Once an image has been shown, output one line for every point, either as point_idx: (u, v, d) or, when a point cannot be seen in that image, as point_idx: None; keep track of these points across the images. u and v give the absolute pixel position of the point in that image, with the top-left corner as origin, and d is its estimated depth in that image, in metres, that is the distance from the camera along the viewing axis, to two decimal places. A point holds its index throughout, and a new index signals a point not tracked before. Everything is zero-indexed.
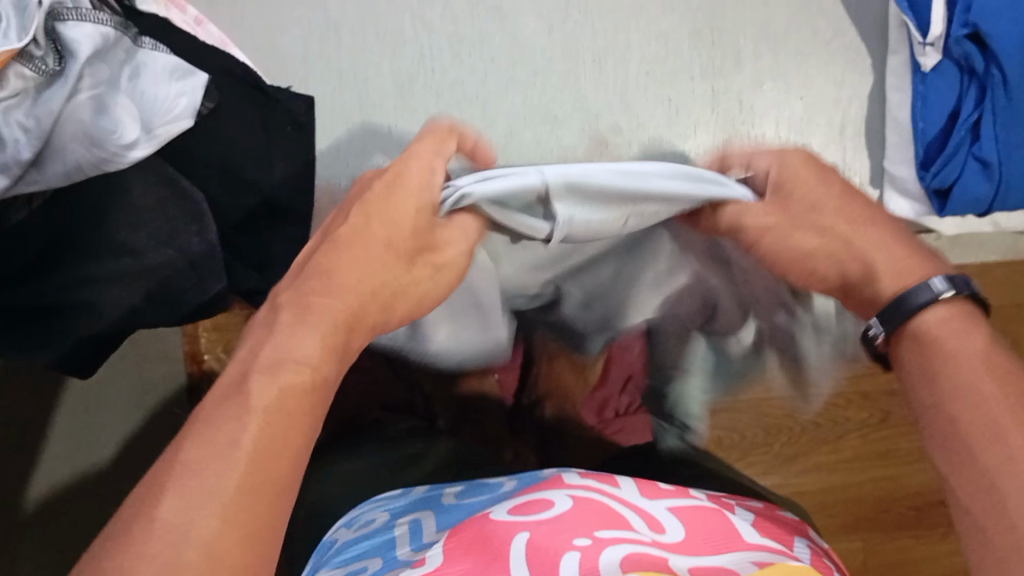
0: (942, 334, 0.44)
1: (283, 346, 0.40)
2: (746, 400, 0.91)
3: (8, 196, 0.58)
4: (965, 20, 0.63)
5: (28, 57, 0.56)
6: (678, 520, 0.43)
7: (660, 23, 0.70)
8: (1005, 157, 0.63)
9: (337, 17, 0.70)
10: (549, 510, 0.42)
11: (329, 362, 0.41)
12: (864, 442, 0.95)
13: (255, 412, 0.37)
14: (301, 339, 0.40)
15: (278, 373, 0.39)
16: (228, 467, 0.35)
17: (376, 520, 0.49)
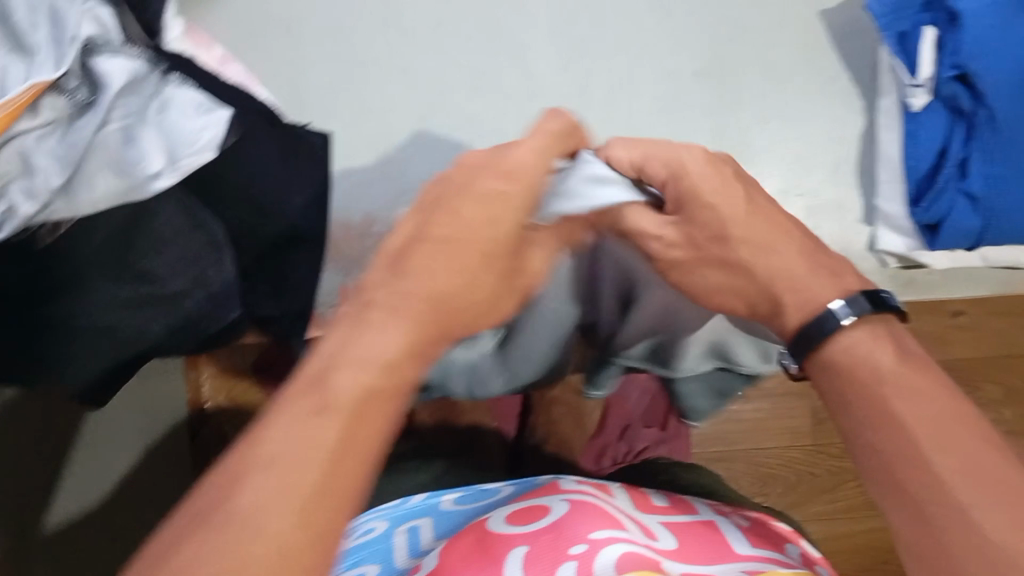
0: (855, 355, 0.46)
1: (363, 345, 0.39)
2: (743, 445, 0.96)
3: (38, 221, 0.60)
4: (953, 63, 0.70)
5: (61, 88, 0.59)
6: (675, 532, 0.40)
7: (665, 62, 0.76)
8: (991, 190, 0.71)
9: (356, 53, 0.75)
10: (543, 518, 0.39)
11: (402, 364, 0.40)
12: (864, 491, 0.98)
13: (341, 409, 0.37)
14: (380, 336, 0.40)
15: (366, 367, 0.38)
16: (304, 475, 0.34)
17: (378, 526, 0.47)
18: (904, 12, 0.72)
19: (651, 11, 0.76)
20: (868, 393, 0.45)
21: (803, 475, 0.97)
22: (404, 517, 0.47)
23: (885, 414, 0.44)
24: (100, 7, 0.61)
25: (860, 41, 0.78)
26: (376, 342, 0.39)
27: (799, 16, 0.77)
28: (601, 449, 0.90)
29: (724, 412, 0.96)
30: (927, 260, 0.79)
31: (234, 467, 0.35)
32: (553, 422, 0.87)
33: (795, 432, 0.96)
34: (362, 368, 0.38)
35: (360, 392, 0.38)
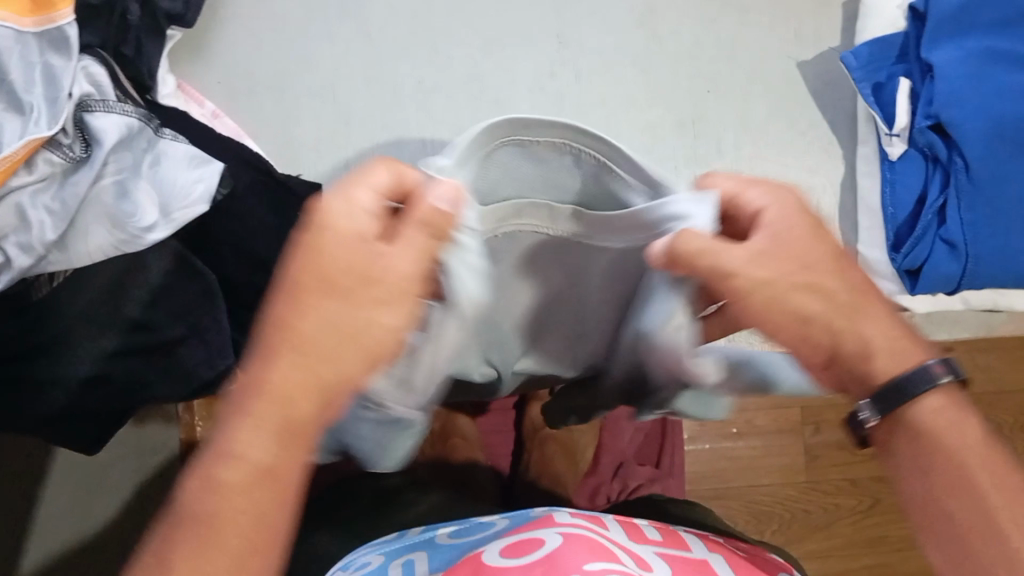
0: (932, 422, 0.45)
1: (224, 450, 0.38)
2: (734, 484, 0.95)
3: (33, 273, 0.61)
4: (928, 112, 0.72)
5: (56, 145, 0.60)
6: (669, 563, 0.40)
7: (647, 115, 0.78)
8: (969, 238, 0.72)
9: (347, 109, 0.76)
10: (537, 550, 0.39)
11: (289, 466, 0.39)
12: (856, 529, 0.97)
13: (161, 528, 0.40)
14: (241, 443, 0.38)
15: (212, 472, 0.38)
16: (241, 549, 0.38)
17: (372, 562, 0.46)
18: (878, 65, 0.75)
19: (634, 65, 0.78)
20: (948, 461, 0.45)
21: (797, 513, 0.96)
22: (398, 553, 0.46)
23: (968, 480, 0.44)
24: (94, 65, 0.63)
25: (838, 92, 0.80)
26: (236, 442, 0.38)
27: (778, 72, 0.79)
28: (594, 487, 0.86)
29: (713, 451, 0.95)
30: (908, 304, 0.78)
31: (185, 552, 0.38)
32: (546, 460, 0.84)
33: (787, 470, 0.96)
34: (240, 457, 0.38)
35: (218, 496, 0.38)
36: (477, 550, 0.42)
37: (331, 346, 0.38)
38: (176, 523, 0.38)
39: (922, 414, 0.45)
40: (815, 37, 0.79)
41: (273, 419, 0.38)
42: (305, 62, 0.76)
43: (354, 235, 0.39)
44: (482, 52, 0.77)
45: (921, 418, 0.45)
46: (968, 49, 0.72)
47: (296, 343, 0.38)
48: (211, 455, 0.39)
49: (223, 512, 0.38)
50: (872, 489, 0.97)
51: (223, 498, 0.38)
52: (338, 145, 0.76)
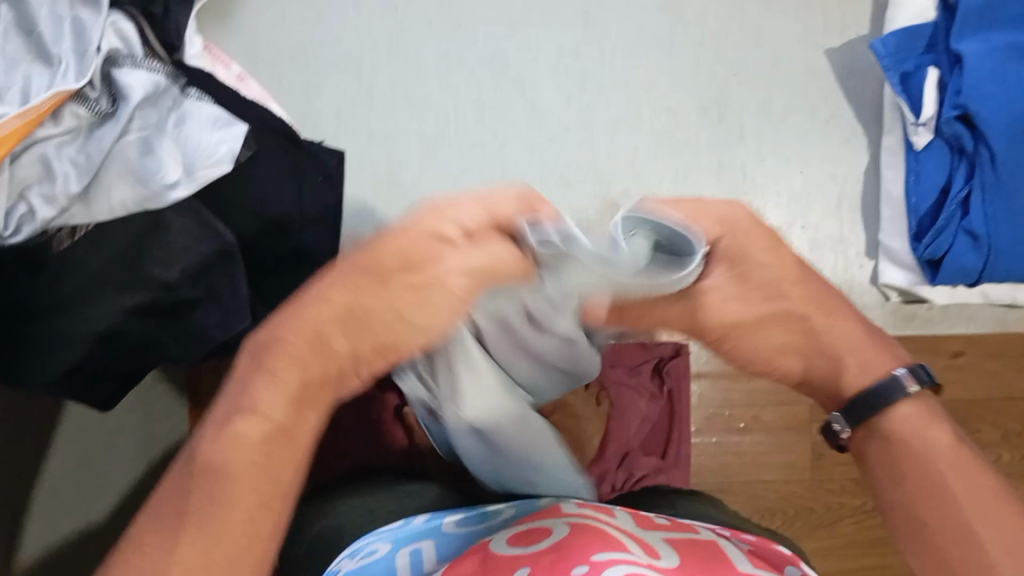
0: (904, 424, 0.49)
1: (250, 400, 0.44)
2: (735, 479, 0.91)
3: (53, 225, 0.61)
4: (956, 103, 0.71)
5: (83, 98, 0.61)
6: (675, 548, 0.41)
7: (670, 99, 0.77)
8: (992, 231, 0.71)
9: (370, 77, 0.76)
10: (545, 539, 0.40)
11: (293, 415, 0.44)
12: (860, 529, 0.92)
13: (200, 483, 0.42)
14: (268, 395, 0.44)
15: (229, 427, 0.43)
16: (244, 498, 0.42)
17: (378, 551, 0.45)
18: (906, 55, 0.74)
19: (660, 47, 0.77)
20: (912, 463, 0.48)
21: (799, 511, 0.91)
22: (405, 542, 0.46)
23: (932, 482, 0.46)
24: (122, 21, 0.63)
25: (864, 82, 0.79)
26: (259, 403, 0.44)
27: (805, 60, 0.78)
28: (600, 475, 0.87)
29: (718, 445, 0.90)
30: (930, 295, 0.77)
31: (186, 504, 0.42)
32: None
33: (792, 467, 0.91)
34: (261, 412, 0.44)
35: (235, 448, 0.43)
36: (485, 539, 0.43)
37: (325, 319, 0.44)
38: (189, 471, 0.43)
39: (897, 424, 0.49)
40: (842, 26, 0.78)
41: (289, 377, 0.44)
42: (329, 30, 0.75)
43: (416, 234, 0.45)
44: (505, 28, 0.76)
45: (891, 421, 0.49)
46: (997, 42, 0.71)
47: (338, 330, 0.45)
48: (222, 419, 0.44)
49: (233, 462, 0.42)
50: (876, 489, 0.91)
51: (233, 451, 0.43)
52: (360, 117, 0.76)
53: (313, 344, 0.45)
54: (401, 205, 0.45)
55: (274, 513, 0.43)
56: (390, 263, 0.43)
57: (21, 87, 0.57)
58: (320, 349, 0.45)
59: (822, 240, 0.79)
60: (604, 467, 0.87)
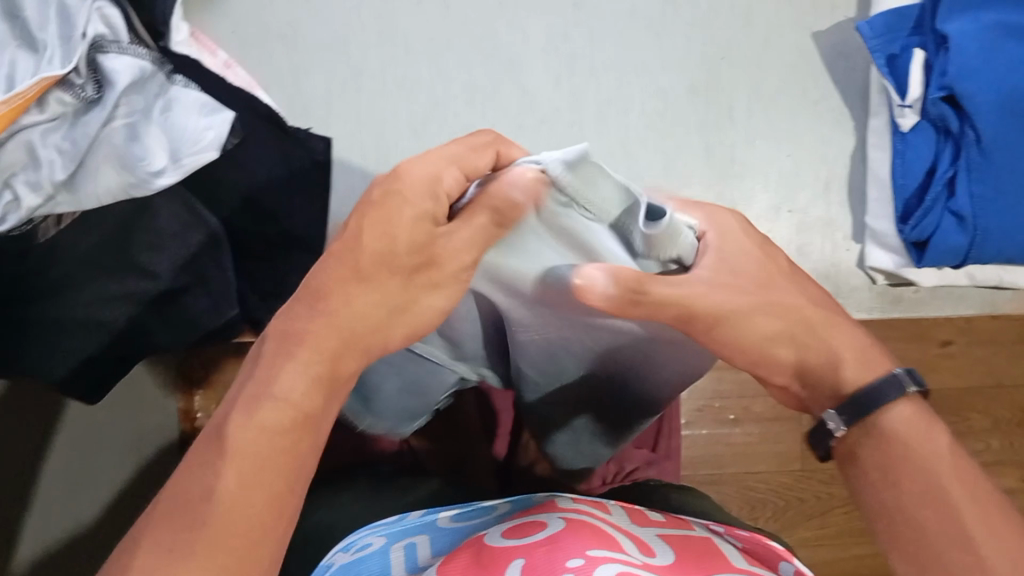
0: (905, 432, 0.50)
1: (271, 380, 0.44)
2: (727, 471, 0.91)
3: (41, 213, 0.60)
4: (941, 83, 0.71)
5: (69, 84, 0.59)
6: (669, 544, 0.40)
7: (660, 81, 0.77)
8: (979, 211, 0.71)
9: (358, 61, 0.75)
10: (539, 531, 0.39)
11: (317, 398, 0.45)
12: (851, 518, 0.92)
13: (228, 454, 0.42)
14: (287, 374, 0.44)
15: (255, 410, 0.43)
16: (276, 478, 0.42)
17: (373, 544, 0.45)
18: (894, 35, 0.73)
19: (650, 28, 0.77)
20: (909, 468, 0.49)
21: (791, 501, 0.91)
22: (400, 535, 0.46)
23: (932, 485, 0.48)
24: (107, 7, 0.61)
25: (853, 63, 0.78)
26: (285, 387, 0.44)
27: (795, 41, 0.77)
28: (591, 467, 0.78)
29: (709, 436, 0.91)
30: (914, 277, 0.78)
31: (222, 490, 0.41)
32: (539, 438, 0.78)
33: (784, 457, 0.91)
34: (282, 397, 0.44)
35: (262, 435, 0.43)
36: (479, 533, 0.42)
37: (361, 326, 0.46)
38: (217, 457, 0.42)
39: (890, 437, 0.50)
40: (831, 6, 0.78)
41: (317, 360, 0.45)
42: (318, 12, 0.75)
43: (428, 211, 0.45)
44: (494, 10, 0.76)
45: (888, 431, 0.50)
46: (986, 22, 0.70)
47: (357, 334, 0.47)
48: (246, 401, 0.44)
49: (269, 450, 0.42)
50: None
51: (258, 434, 0.43)
52: (348, 101, 0.75)
53: (348, 345, 0.46)
54: (410, 173, 0.44)
55: (292, 498, 0.43)
56: (404, 252, 0.45)
57: (6, 72, 0.57)
58: (352, 344, 0.46)
59: (811, 223, 0.79)
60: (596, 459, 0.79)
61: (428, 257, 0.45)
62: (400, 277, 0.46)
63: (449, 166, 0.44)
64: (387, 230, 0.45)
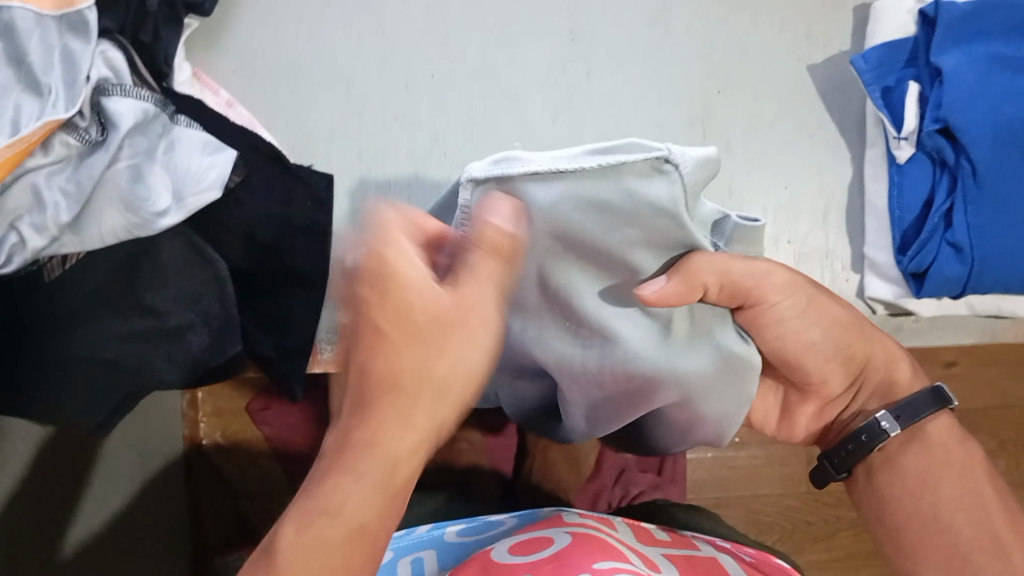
0: (946, 440, 0.63)
1: (325, 492, 0.44)
2: (733, 495, 0.92)
3: (47, 253, 0.62)
4: (936, 116, 0.72)
5: (73, 127, 0.61)
6: (675, 561, 0.40)
7: (657, 114, 0.78)
8: (976, 241, 0.72)
9: (360, 98, 0.76)
10: (546, 548, 0.39)
11: (384, 467, 0.44)
12: (855, 540, 0.94)
13: (296, 536, 0.43)
14: (343, 487, 0.44)
15: (310, 526, 0.43)
16: (344, 553, 0.43)
17: (386, 557, 0.46)
18: (887, 69, 0.75)
19: (645, 64, 0.78)
20: (948, 470, 0.62)
21: (796, 524, 0.93)
22: (407, 550, 0.46)
23: (970, 491, 0.61)
24: (111, 50, 0.63)
25: (848, 96, 0.80)
26: (343, 501, 0.44)
27: (788, 72, 0.79)
28: (595, 492, 0.84)
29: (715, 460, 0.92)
30: (914, 306, 0.78)
31: (289, 564, 0.43)
32: (549, 464, 0.83)
33: (790, 481, 0.92)
34: (341, 514, 0.44)
35: (335, 525, 0.43)
36: (487, 547, 0.42)
37: (399, 374, 0.45)
38: (270, 546, 0.44)
39: (928, 447, 0.63)
40: (824, 39, 0.80)
41: (371, 471, 0.44)
42: (321, 51, 0.76)
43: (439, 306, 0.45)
44: (494, 46, 0.77)
45: (930, 441, 0.63)
46: (977, 54, 0.73)
47: (398, 420, 0.45)
48: (307, 513, 0.44)
49: (324, 550, 0.43)
50: None
51: (304, 533, 0.43)
52: (350, 136, 0.76)
53: (394, 405, 0.45)
54: (401, 270, 0.45)
55: (372, 556, 0.45)
56: (442, 311, 0.45)
57: (10, 116, 0.57)
58: (398, 393, 0.45)
59: (810, 252, 0.79)
60: (599, 486, 0.84)
61: (452, 322, 0.45)
62: (432, 324, 0.45)
63: (492, 261, 0.46)
64: (425, 302, 0.45)
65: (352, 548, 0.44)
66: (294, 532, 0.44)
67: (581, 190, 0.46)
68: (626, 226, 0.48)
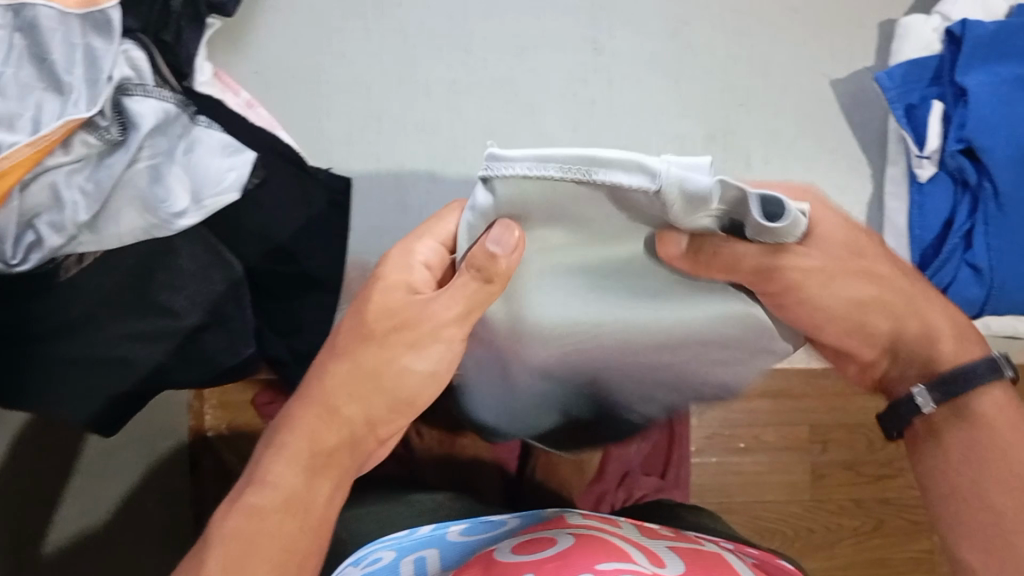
0: (994, 419, 0.52)
1: (264, 473, 0.50)
2: (734, 499, 0.86)
3: (64, 252, 0.63)
4: (960, 136, 0.72)
5: (93, 126, 0.61)
6: (679, 555, 0.41)
7: (676, 125, 0.79)
8: (995, 264, 0.72)
9: (379, 103, 0.77)
10: (549, 548, 0.40)
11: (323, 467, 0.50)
12: (858, 551, 0.88)
13: (233, 519, 0.49)
14: (277, 470, 0.50)
15: (249, 505, 0.49)
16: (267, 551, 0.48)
17: (383, 559, 0.45)
18: (912, 86, 0.75)
19: (665, 76, 0.78)
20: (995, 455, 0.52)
21: (800, 532, 0.87)
22: (408, 549, 0.46)
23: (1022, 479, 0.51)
24: (134, 49, 0.64)
25: (870, 112, 0.81)
26: (271, 474, 0.50)
27: (810, 88, 0.80)
28: (598, 494, 0.79)
29: (718, 465, 0.86)
30: None
31: (220, 559, 0.47)
32: (551, 464, 0.78)
33: (790, 487, 0.87)
34: (272, 485, 0.49)
35: (263, 517, 0.48)
36: (489, 547, 0.43)
37: (361, 385, 0.50)
38: (208, 543, 0.49)
39: (980, 426, 0.53)
40: (847, 54, 0.79)
41: (310, 459, 0.50)
42: (342, 55, 0.76)
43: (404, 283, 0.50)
44: (515, 54, 0.77)
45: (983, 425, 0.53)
46: (1000, 75, 0.71)
47: (327, 423, 0.50)
48: (244, 497, 0.49)
49: (254, 533, 0.48)
50: (877, 510, 0.88)
51: (245, 517, 0.48)
52: (370, 141, 0.77)
53: (353, 411, 0.51)
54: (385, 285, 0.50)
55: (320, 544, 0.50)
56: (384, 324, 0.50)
57: (32, 114, 0.59)
58: (372, 391, 0.50)
59: None
60: (603, 487, 0.80)
61: (403, 321, 0.50)
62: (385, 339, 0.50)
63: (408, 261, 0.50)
64: (390, 309, 0.50)
65: (284, 543, 0.48)
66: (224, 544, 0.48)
67: (564, 186, 0.38)
68: (623, 210, 0.40)
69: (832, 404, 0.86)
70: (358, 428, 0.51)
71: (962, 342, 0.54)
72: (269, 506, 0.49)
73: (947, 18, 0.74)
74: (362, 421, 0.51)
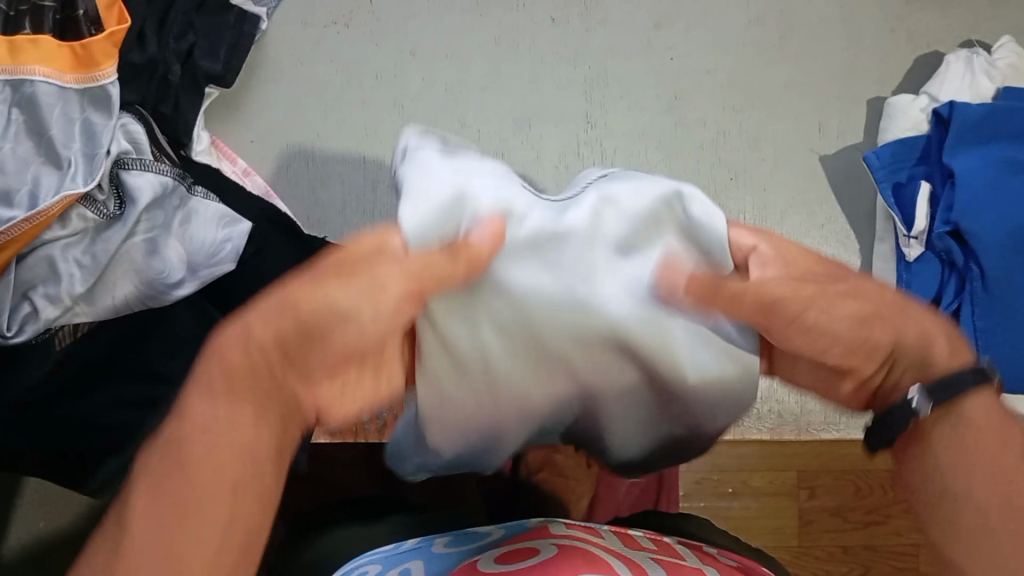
0: (984, 422, 0.42)
1: (182, 415, 0.40)
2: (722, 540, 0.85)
3: (58, 325, 0.64)
4: (947, 219, 0.74)
5: (91, 201, 0.63)
6: (662, 564, 0.41)
7: None
8: (984, 344, 0.72)
9: (377, 175, 0.79)
10: (534, 557, 0.40)
11: (269, 408, 0.41)
12: None
13: (139, 497, 0.38)
14: (198, 407, 0.40)
15: (184, 468, 0.38)
16: (220, 494, 0.38)
17: None
18: (900, 165, 0.77)
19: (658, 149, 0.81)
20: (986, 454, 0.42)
21: None
22: (394, 564, 0.45)
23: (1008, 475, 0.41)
24: (132, 123, 0.67)
25: (859, 185, 0.82)
26: (183, 428, 0.39)
27: (801, 162, 0.82)
28: None
29: (706, 510, 0.86)
30: None
31: (145, 522, 0.38)
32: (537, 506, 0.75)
33: (777, 534, 0.85)
34: (193, 424, 0.40)
35: (203, 435, 0.39)
36: (473, 559, 0.43)
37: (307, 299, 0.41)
38: (124, 512, 0.39)
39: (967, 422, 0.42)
40: (839, 132, 0.82)
41: (243, 392, 0.40)
42: (337, 123, 0.79)
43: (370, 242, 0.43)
44: (512, 126, 0.80)
45: (968, 415, 0.42)
46: (990, 157, 0.74)
47: (241, 347, 0.41)
48: (168, 457, 0.39)
49: (191, 475, 0.38)
50: (865, 556, 0.85)
51: (185, 466, 0.38)
52: (364, 212, 0.78)
53: (288, 320, 0.41)
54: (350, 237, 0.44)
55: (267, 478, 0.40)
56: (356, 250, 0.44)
57: (30, 188, 0.60)
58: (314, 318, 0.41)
59: None
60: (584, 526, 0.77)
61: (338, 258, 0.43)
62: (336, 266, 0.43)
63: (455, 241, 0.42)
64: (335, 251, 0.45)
65: (248, 489, 0.39)
66: (159, 525, 0.38)
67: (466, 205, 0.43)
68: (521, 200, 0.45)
69: (820, 450, 0.85)
70: (273, 354, 0.41)
71: (954, 350, 0.45)
72: (200, 450, 0.39)
73: (933, 99, 0.78)
74: (279, 352, 0.41)
